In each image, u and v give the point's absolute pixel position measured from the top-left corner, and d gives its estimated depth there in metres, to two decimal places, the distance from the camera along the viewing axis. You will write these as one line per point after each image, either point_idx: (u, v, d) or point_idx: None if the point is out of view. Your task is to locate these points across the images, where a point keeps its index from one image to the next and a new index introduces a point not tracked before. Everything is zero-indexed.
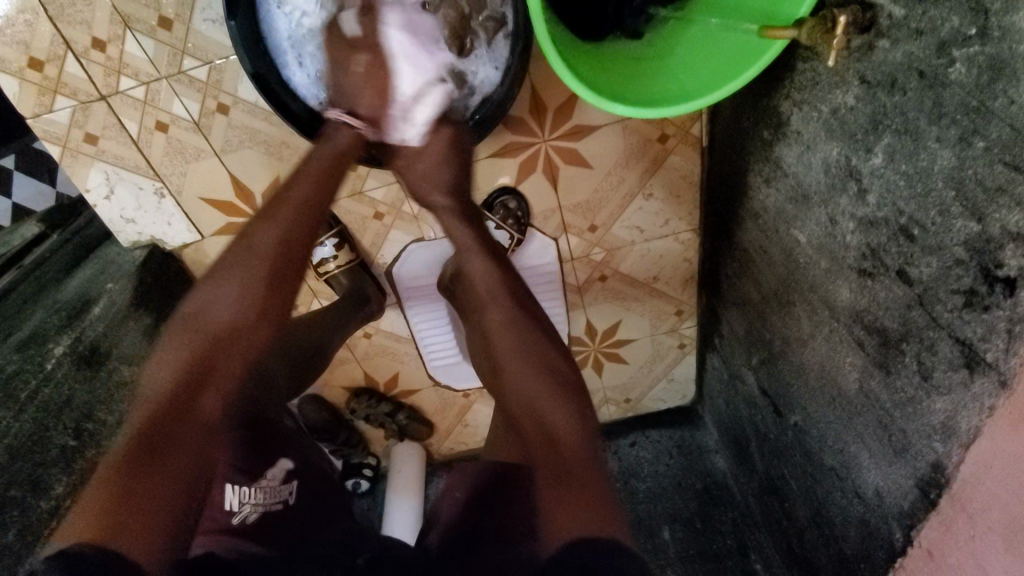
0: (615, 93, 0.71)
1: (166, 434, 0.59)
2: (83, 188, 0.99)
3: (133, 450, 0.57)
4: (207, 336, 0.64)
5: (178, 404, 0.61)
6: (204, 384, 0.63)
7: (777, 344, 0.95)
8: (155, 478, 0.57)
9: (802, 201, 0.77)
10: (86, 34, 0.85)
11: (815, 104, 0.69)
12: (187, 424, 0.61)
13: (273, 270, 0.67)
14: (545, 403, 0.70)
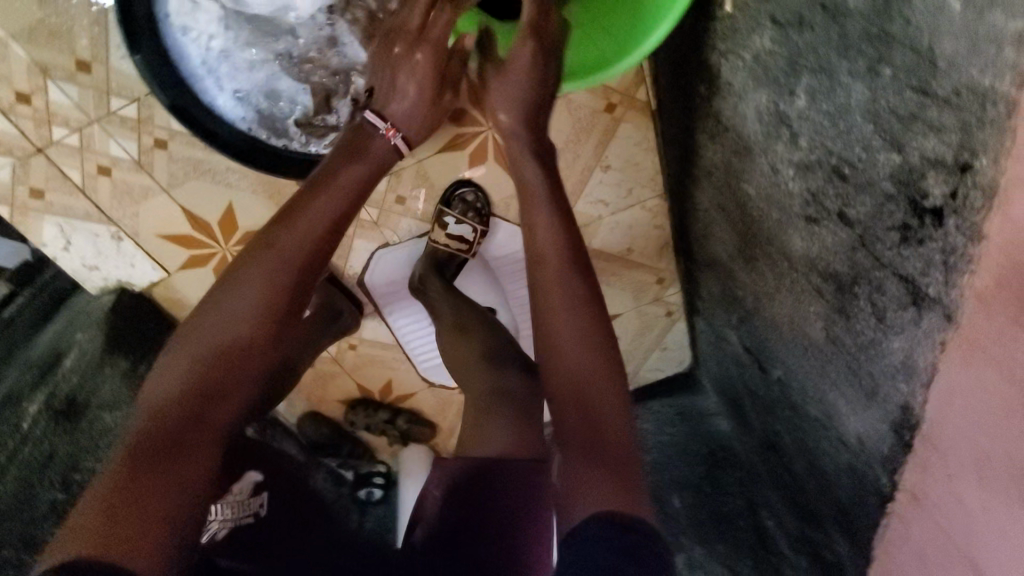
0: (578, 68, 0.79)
1: (181, 432, 0.54)
2: (39, 244, 0.99)
3: (147, 449, 0.52)
4: (230, 333, 0.59)
5: (198, 403, 0.56)
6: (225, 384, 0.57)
7: (750, 300, 0.93)
8: (160, 479, 0.51)
9: (745, 153, 0.74)
10: (8, 90, 0.85)
11: (739, 52, 0.67)
12: (202, 426, 0.55)
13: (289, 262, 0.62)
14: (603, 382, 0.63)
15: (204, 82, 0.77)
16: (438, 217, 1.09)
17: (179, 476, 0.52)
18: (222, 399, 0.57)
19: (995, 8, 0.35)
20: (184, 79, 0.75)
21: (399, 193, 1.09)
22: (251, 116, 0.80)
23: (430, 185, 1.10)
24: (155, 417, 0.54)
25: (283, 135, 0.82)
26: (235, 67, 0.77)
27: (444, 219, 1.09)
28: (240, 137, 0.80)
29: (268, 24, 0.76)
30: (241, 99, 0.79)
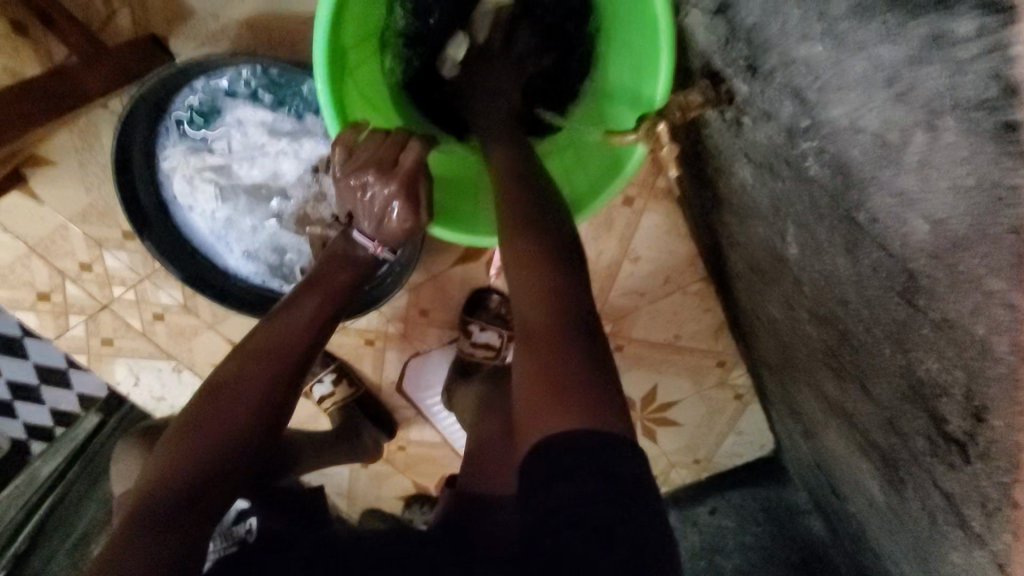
0: None
1: (160, 518, 0.48)
2: (114, 381, 1.10)
3: (122, 536, 0.47)
4: (226, 417, 0.55)
5: (188, 489, 0.50)
6: (212, 471, 0.52)
7: (806, 419, 0.79)
8: (134, 556, 0.45)
9: (760, 275, 0.64)
10: (72, 261, 0.96)
11: (731, 177, 0.58)
12: (187, 513, 0.49)
13: (284, 349, 0.60)
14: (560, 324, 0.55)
15: (220, 249, 0.82)
16: (463, 326, 1.07)
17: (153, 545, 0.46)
18: (212, 490, 0.51)
19: (960, 248, 0.28)
20: (197, 251, 0.81)
21: (422, 306, 1.09)
22: (262, 269, 0.84)
23: (454, 295, 1.08)
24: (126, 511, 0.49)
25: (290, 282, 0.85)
26: (243, 230, 0.82)
27: (468, 329, 1.06)
28: (249, 295, 0.82)
29: (264, 191, 0.80)
30: (253, 255, 0.83)
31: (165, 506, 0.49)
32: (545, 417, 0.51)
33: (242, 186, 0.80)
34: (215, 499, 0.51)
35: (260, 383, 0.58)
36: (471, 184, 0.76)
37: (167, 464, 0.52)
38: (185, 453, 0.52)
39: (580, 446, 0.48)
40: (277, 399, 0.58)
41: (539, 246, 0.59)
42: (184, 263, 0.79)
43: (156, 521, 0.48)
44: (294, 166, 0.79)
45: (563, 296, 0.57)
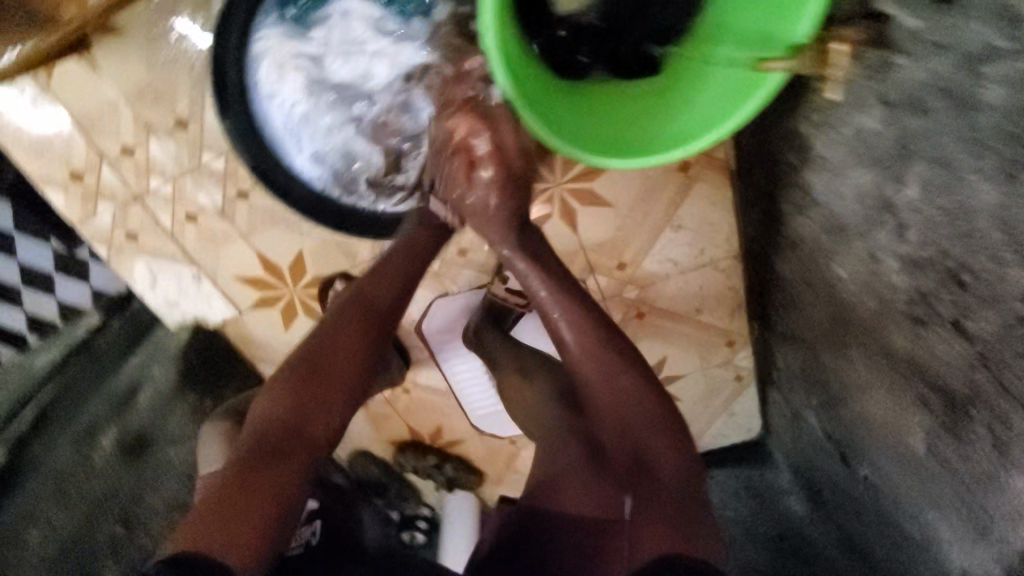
0: (628, 143, 0.65)
1: (279, 449, 0.66)
2: (129, 280, 1.06)
3: (250, 456, 0.64)
4: (321, 369, 0.71)
5: (297, 424, 0.68)
6: (317, 412, 0.69)
7: (835, 387, 0.84)
8: (263, 474, 0.63)
9: (839, 235, 0.68)
10: (116, 143, 0.92)
11: (836, 128, 0.62)
12: (300, 442, 0.67)
13: (369, 313, 0.76)
14: (649, 432, 0.69)
15: (292, 146, 0.82)
16: (499, 270, 1.08)
17: (270, 482, 0.62)
18: (314, 425, 0.69)
19: None
20: (270, 143, 0.80)
21: (464, 244, 1.11)
22: (328, 174, 0.83)
23: None
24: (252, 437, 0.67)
25: (353, 194, 0.85)
26: (317, 128, 0.82)
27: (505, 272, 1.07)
28: (315, 200, 0.82)
29: (351, 91, 0.81)
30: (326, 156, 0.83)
31: (278, 449, 0.66)
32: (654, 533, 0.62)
33: (329, 82, 0.80)
34: (310, 449, 0.68)
35: (345, 368, 0.72)
36: (607, 109, 0.70)
37: (270, 421, 0.68)
38: (297, 399, 0.69)
39: (677, 560, 0.58)
40: (365, 350, 0.74)
41: (602, 340, 0.73)
42: (254, 151, 0.79)
43: (269, 458, 0.64)
44: (387, 70, 0.80)
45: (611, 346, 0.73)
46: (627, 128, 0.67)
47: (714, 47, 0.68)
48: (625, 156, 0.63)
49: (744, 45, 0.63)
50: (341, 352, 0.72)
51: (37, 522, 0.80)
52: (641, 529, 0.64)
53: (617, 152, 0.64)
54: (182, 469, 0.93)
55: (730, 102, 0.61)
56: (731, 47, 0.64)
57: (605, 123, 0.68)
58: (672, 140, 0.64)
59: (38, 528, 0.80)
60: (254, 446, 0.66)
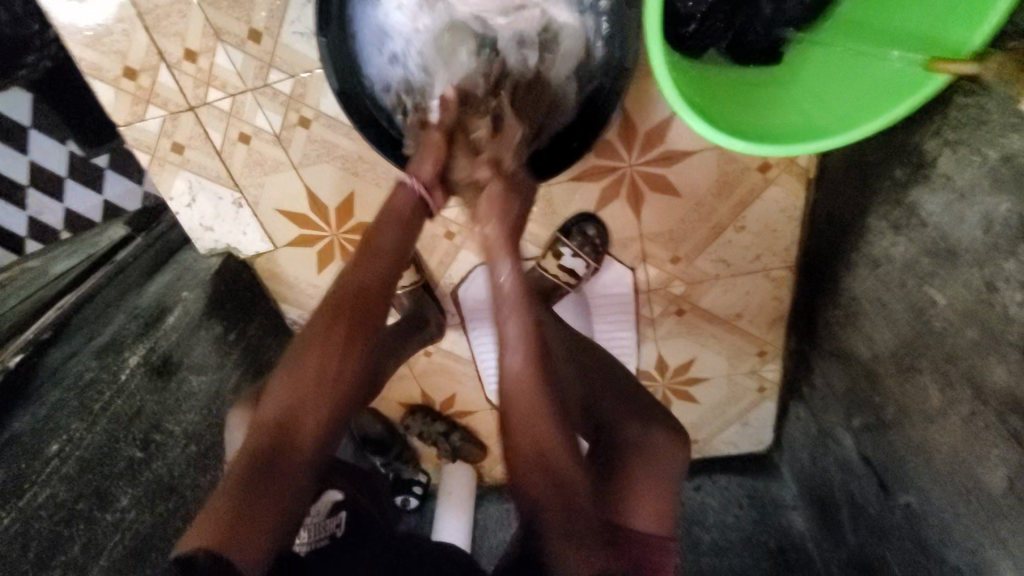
0: (753, 128, 0.64)
1: (273, 457, 0.66)
2: (166, 195, 1.00)
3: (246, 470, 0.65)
4: (305, 376, 0.71)
5: (283, 431, 0.68)
6: (301, 417, 0.69)
7: (891, 413, 0.83)
8: (261, 482, 0.64)
9: (947, 258, 0.66)
10: (179, 45, 0.86)
11: (978, 147, 0.59)
12: (286, 449, 0.68)
13: (355, 303, 0.74)
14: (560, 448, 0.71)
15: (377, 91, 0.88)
16: (554, 244, 1.05)
17: (274, 498, 0.64)
18: (303, 428, 0.69)
19: None
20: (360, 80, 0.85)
21: None
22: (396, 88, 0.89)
23: (553, 210, 1.06)
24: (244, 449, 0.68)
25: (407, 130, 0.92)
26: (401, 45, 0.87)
27: (560, 249, 1.04)
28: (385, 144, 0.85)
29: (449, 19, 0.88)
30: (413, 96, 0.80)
31: (276, 464, 0.66)
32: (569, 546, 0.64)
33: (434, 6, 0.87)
34: (302, 460, 0.68)
35: (327, 368, 0.72)
36: (731, 94, 0.68)
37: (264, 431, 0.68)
38: (283, 411, 0.69)
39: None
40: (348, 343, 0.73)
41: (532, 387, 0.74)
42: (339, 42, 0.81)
43: (263, 472, 0.65)
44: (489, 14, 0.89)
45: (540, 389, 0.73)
46: (757, 116, 0.65)
47: (844, 39, 0.65)
48: (768, 143, 0.61)
49: (889, 40, 0.60)
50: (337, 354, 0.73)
51: (57, 436, 0.71)
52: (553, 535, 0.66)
53: (757, 139, 0.62)
54: (200, 400, 0.93)
55: (875, 99, 0.59)
56: (869, 41, 0.62)
57: (732, 109, 0.66)
58: (799, 129, 0.62)
59: (58, 443, 0.71)
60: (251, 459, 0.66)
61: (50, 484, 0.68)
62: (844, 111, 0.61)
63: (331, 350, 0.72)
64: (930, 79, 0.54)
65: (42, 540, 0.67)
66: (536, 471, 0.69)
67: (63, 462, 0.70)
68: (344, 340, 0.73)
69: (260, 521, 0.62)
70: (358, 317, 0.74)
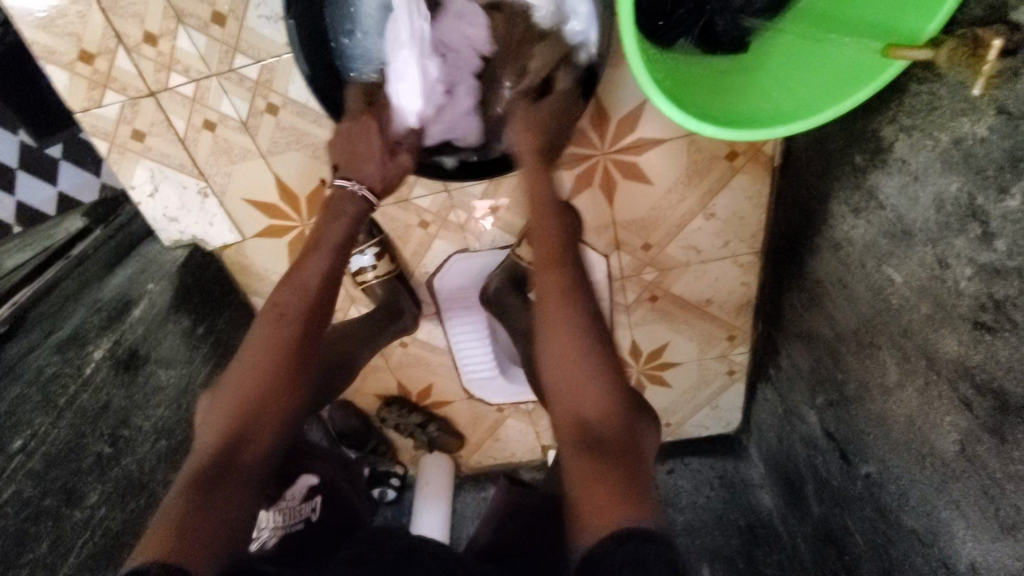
0: (723, 115, 0.65)
1: (221, 473, 0.64)
2: (128, 185, 0.96)
3: (198, 484, 0.63)
4: (247, 389, 0.71)
5: (229, 448, 0.67)
6: (250, 435, 0.69)
7: (851, 387, 0.87)
8: (214, 495, 0.62)
9: (903, 238, 0.69)
10: (138, 28, 0.83)
11: (930, 132, 0.62)
12: (236, 463, 0.66)
13: (298, 311, 0.76)
14: (604, 400, 0.71)
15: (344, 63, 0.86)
16: (528, 233, 1.06)
17: (220, 520, 0.61)
18: (248, 446, 0.68)
19: None
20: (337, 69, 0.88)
21: (495, 198, 1.06)
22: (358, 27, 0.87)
23: (527, 200, 1.07)
24: (193, 469, 0.65)
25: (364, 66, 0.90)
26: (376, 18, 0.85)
27: None
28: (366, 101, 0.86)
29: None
30: None
31: (220, 479, 0.64)
32: (605, 510, 0.60)
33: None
34: (248, 475, 0.67)
35: (266, 381, 0.72)
36: (700, 83, 0.69)
37: (208, 452, 0.66)
38: (228, 429, 0.68)
39: (635, 535, 0.56)
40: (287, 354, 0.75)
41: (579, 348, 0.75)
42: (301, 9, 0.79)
43: (210, 487, 0.63)
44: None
45: (585, 341, 0.75)
46: (728, 103, 0.67)
47: (806, 28, 0.67)
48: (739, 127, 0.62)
49: (848, 27, 0.62)
50: (276, 379, 0.73)
51: (19, 432, 0.70)
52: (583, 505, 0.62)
53: (729, 124, 0.63)
54: (170, 394, 0.91)
55: (838, 87, 0.61)
56: (830, 27, 0.64)
57: (702, 96, 0.67)
58: (766, 116, 0.64)
59: (21, 438, 0.70)
60: (195, 474, 0.64)
61: (15, 480, 0.67)
62: (809, 94, 0.63)
63: (263, 369, 0.73)
64: (890, 67, 0.56)
65: (8, 539, 0.65)
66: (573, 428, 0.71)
67: (27, 458, 0.69)
68: (282, 352, 0.74)
69: (215, 536, 0.59)
70: (298, 329, 0.76)
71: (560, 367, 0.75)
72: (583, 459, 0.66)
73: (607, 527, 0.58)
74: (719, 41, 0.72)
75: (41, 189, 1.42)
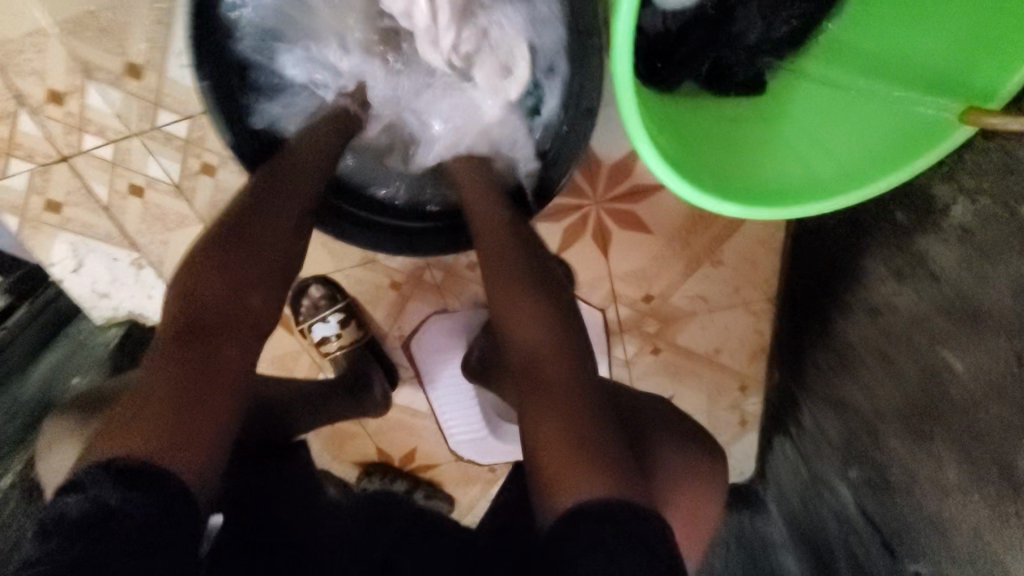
0: (743, 181, 0.53)
1: (213, 335, 0.51)
2: (45, 261, 0.82)
3: (184, 343, 0.50)
4: (244, 237, 0.56)
5: (220, 316, 0.52)
6: (249, 290, 0.55)
7: (894, 468, 0.75)
8: (206, 359, 0.49)
9: (964, 323, 0.56)
10: (39, 85, 0.70)
11: (1003, 200, 0.50)
12: (234, 327, 0.53)
13: (298, 170, 0.64)
14: (557, 339, 0.60)
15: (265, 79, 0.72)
16: None
17: (210, 399, 0.48)
18: (248, 301, 0.55)
19: None
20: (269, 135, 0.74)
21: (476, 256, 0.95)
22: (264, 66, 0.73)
23: None
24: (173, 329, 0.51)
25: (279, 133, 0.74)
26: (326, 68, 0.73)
27: None
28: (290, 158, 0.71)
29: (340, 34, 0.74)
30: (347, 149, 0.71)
31: (216, 333, 0.51)
32: (571, 475, 0.50)
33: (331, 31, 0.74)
34: (249, 348, 0.53)
35: (273, 236, 0.58)
36: (714, 138, 0.57)
37: (183, 313, 0.52)
38: (222, 287, 0.53)
39: (594, 514, 0.47)
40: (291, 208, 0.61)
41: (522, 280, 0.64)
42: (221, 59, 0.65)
43: (200, 347, 0.50)
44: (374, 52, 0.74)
45: (529, 279, 0.64)
46: (745, 164, 0.54)
47: (841, 71, 0.55)
48: (765, 203, 0.50)
49: (899, 78, 0.50)
50: (278, 231, 0.59)
51: None
52: (551, 459, 0.52)
53: (753, 198, 0.51)
54: None
55: (890, 150, 0.49)
56: (875, 77, 0.52)
57: (717, 156, 0.55)
58: (801, 182, 0.52)
59: None
60: (187, 325, 0.51)
61: None
62: (850, 158, 0.51)
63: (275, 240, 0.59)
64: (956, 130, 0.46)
65: None
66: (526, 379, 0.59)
67: None
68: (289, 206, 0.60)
69: (203, 421, 0.47)
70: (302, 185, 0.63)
71: (503, 312, 0.64)
72: (542, 406, 0.56)
73: (568, 499, 0.48)
74: (731, 84, 0.59)
75: None
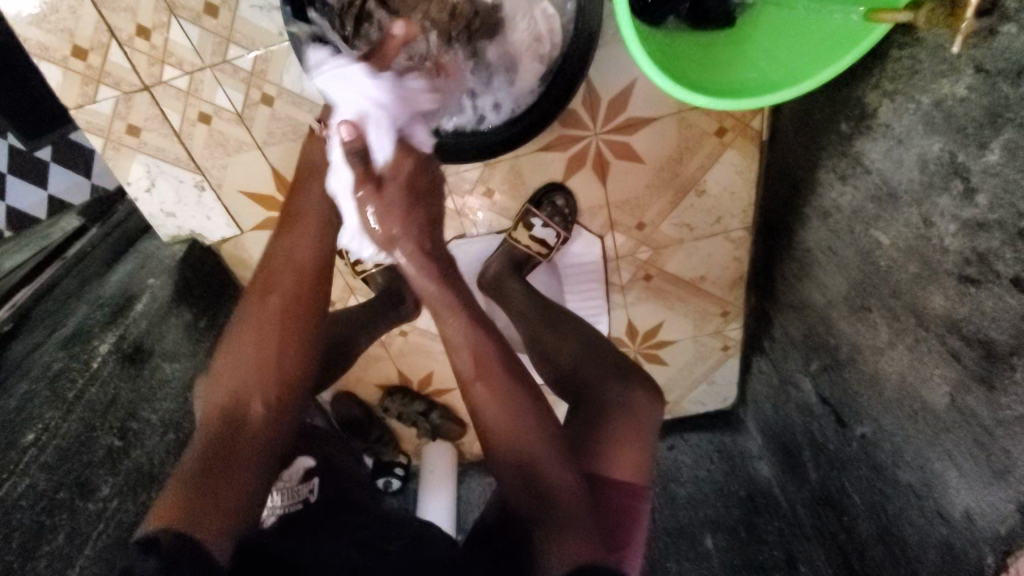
0: (713, 85, 0.67)
1: (228, 449, 0.62)
2: (124, 180, 0.96)
3: (213, 454, 0.62)
4: (247, 353, 0.69)
5: (232, 418, 0.65)
6: (251, 395, 0.67)
7: (844, 350, 0.89)
8: (219, 472, 0.61)
9: (890, 200, 0.71)
10: (130, 21, 0.83)
11: (912, 95, 0.65)
12: (244, 431, 0.64)
13: (293, 266, 0.74)
14: (531, 424, 0.68)
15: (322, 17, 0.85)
16: (524, 216, 1.07)
17: (235, 487, 0.60)
18: (253, 404, 0.66)
19: None
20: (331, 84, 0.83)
21: (490, 186, 1.09)
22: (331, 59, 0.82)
23: (522, 183, 1.10)
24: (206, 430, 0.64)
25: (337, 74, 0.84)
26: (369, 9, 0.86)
27: (530, 220, 1.07)
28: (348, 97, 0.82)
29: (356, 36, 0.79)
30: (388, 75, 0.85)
31: (232, 450, 0.62)
32: (562, 545, 0.61)
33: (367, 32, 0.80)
34: (262, 445, 0.65)
35: (266, 320, 0.70)
36: (692, 58, 0.72)
37: (211, 428, 0.65)
38: (229, 396, 0.66)
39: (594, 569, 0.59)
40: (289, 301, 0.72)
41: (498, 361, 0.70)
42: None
43: (220, 466, 0.61)
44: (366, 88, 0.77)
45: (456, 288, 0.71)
46: (716, 76, 0.69)
47: None
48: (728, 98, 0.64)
49: None
50: (276, 326, 0.70)
51: (31, 426, 0.69)
52: (548, 534, 0.63)
53: (722, 95, 0.66)
54: (175, 388, 0.89)
55: (824, 53, 0.63)
56: None
57: (692, 69, 0.70)
58: (758, 85, 0.66)
59: (33, 432, 0.69)
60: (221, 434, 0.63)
61: (28, 474, 0.66)
62: (796, 63, 0.65)
63: (252, 358, 0.68)
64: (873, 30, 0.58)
65: (25, 530, 0.64)
66: (513, 460, 0.67)
67: (40, 451, 0.68)
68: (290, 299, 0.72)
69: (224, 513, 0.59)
70: (298, 281, 0.73)
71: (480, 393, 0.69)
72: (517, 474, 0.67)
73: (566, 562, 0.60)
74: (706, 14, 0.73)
75: (31, 194, 1.42)
